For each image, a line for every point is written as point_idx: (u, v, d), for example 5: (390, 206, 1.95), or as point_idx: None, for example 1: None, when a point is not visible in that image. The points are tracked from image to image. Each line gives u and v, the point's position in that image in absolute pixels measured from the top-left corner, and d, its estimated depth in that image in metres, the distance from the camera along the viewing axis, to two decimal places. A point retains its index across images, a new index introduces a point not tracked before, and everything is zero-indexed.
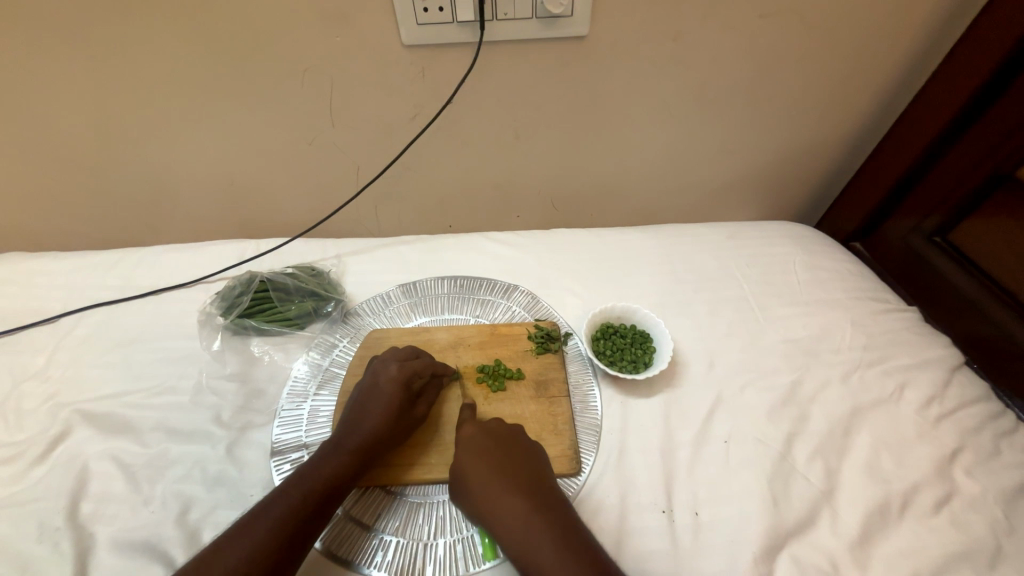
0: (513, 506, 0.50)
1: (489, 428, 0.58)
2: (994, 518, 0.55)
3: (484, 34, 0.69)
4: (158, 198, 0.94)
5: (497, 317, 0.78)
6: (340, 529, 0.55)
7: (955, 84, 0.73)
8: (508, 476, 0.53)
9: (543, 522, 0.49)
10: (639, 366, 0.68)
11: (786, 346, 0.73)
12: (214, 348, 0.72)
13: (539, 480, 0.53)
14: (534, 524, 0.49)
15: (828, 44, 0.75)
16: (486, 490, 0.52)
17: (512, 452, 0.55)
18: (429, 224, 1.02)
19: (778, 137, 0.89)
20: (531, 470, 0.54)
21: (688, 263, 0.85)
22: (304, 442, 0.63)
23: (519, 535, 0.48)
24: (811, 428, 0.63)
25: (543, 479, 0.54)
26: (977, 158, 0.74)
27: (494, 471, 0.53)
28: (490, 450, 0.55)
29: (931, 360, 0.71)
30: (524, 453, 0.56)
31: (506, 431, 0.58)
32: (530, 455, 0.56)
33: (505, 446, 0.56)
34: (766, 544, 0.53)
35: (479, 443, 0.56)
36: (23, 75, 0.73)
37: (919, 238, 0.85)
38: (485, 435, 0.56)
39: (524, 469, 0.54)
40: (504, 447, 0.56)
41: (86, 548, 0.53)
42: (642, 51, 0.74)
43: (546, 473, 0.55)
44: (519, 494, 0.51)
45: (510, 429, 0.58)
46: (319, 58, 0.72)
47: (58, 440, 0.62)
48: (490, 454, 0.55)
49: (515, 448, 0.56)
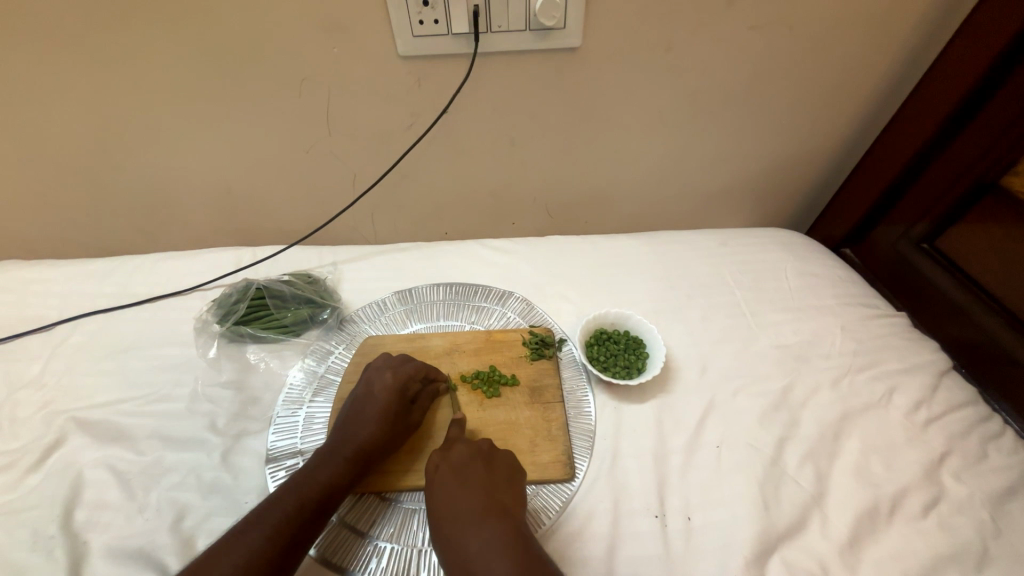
0: (462, 535, 0.49)
1: (451, 457, 0.57)
2: (982, 521, 0.56)
3: (478, 45, 0.71)
4: (155, 205, 0.94)
5: (493, 324, 0.79)
6: (335, 535, 0.56)
7: (937, 96, 0.76)
8: (461, 504, 0.52)
9: (488, 549, 0.47)
10: (632, 372, 0.69)
11: (777, 351, 0.74)
12: (210, 355, 0.73)
13: (491, 506, 0.52)
14: (477, 553, 0.47)
15: (814, 55, 0.76)
16: (444, 517, 0.52)
17: (474, 472, 0.55)
18: (425, 232, 1.03)
19: (768, 146, 0.90)
20: (492, 497, 0.53)
21: (681, 269, 0.86)
22: (299, 449, 0.63)
23: (467, 566, 0.47)
24: (802, 433, 0.64)
25: (501, 507, 0.52)
26: (961, 169, 0.76)
27: (451, 497, 0.53)
28: (447, 478, 0.55)
29: (920, 365, 0.72)
30: (487, 479, 0.55)
31: (475, 452, 0.57)
32: (494, 475, 0.56)
33: (464, 472, 0.55)
34: (758, 548, 0.54)
35: (443, 472, 0.56)
36: (22, 84, 0.73)
37: (906, 245, 0.86)
38: (445, 463, 0.56)
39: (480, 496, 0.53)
40: (463, 475, 0.55)
41: (81, 556, 0.53)
42: (634, 62, 0.75)
43: (509, 500, 0.53)
44: (472, 525, 0.50)
45: (478, 449, 0.58)
46: (316, 69, 0.73)
47: (54, 446, 0.62)
48: (450, 483, 0.54)
49: (475, 473, 0.55)
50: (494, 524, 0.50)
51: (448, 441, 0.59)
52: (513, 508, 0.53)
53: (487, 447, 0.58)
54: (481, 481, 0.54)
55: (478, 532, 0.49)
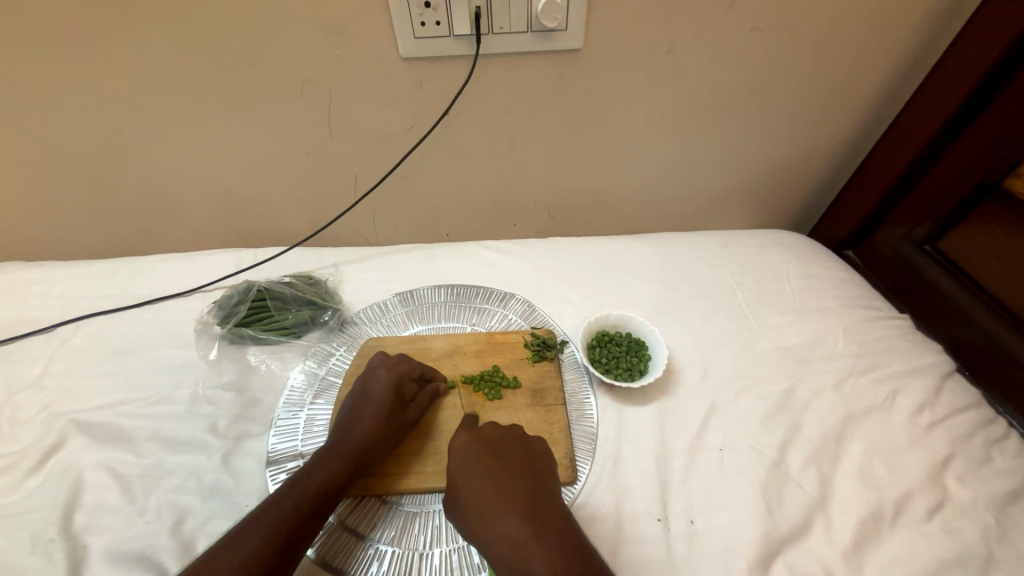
0: (505, 517, 0.49)
1: (486, 437, 0.57)
2: (985, 525, 0.56)
3: (480, 47, 0.71)
4: (155, 207, 0.94)
5: (494, 325, 0.79)
6: (335, 538, 0.55)
7: (939, 97, 0.76)
8: (503, 485, 0.52)
9: (534, 531, 0.47)
10: (634, 374, 0.69)
11: (779, 353, 0.73)
12: (211, 357, 0.72)
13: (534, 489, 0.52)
14: (525, 536, 0.47)
15: (816, 57, 0.76)
16: (480, 499, 0.51)
17: (513, 457, 0.55)
18: (426, 233, 1.02)
19: (769, 147, 0.90)
20: (532, 479, 0.53)
21: (683, 271, 0.86)
22: (300, 451, 0.63)
23: (513, 547, 0.47)
24: (805, 435, 0.64)
25: (542, 489, 0.52)
26: (964, 171, 0.76)
27: (490, 480, 0.52)
28: (483, 460, 0.54)
29: (923, 367, 0.71)
30: (524, 461, 0.55)
31: (510, 435, 0.58)
32: (529, 459, 0.56)
33: (502, 454, 0.55)
34: (762, 551, 0.54)
35: (475, 452, 0.55)
36: (23, 85, 0.73)
37: (908, 246, 0.86)
38: (480, 445, 0.56)
39: (521, 479, 0.52)
40: (501, 456, 0.55)
41: (80, 560, 0.53)
42: (635, 64, 0.75)
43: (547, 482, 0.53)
44: (519, 509, 0.49)
45: (514, 432, 0.59)
46: (317, 71, 0.73)
47: (53, 450, 0.62)
48: (485, 464, 0.54)
49: (514, 457, 0.55)
50: (544, 512, 0.49)
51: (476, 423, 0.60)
52: (554, 493, 0.52)
53: (521, 431, 0.59)
54: (518, 463, 0.54)
55: (524, 515, 0.49)
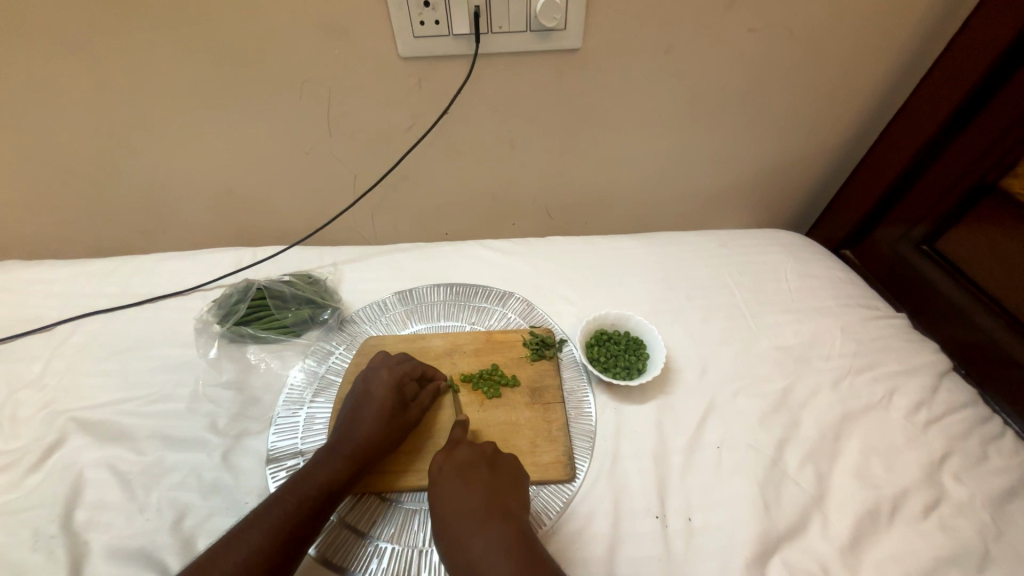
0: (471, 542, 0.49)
1: (454, 457, 0.57)
2: (982, 523, 0.56)
3: (479, 47, 0.71)
4: (155, 206, 0.94)
5: (493, 324, 0.79)
6: (335, 536, 0.56)
7: (936, 98, 0.76)
8: (470, 509, 0.51)
9: (498, 558, 0.47)
10: (633, 372, 0.69)
11: (777, 352, 0.74)
12: (211, 355, 0.73)
13: (499, 513, 0.51)
14: (489, 563, 0.47)
15: (814, 56, 0.76)
16: (449, 523, 0.51)
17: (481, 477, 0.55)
18: (426, 233, 1.03)
19: (767, 147, 0.90)
20: (500, 502, 0.52)
21: (681, 270, 0.86)
22: (300, 449, 0.63)
23: (476, 574, 0.47)
24: (803, 433, 0.64)
25: (508, 513, 0.52)
26: (960, 171, 0.76)
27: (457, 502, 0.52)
28: (451, 480, 0.54)
29: (920, 366, 0.72)
30: (493, 482, 0.54)
31: (478, 454, 0.57)
32: (498, 480, 0.55)
33: (470, 476, 0.55)
34: (759, 549, 0.54)
35: (445, 474, 0.55)
36: (23, 84, 0.74)
37: (906, 246, 0.86)
38: (449, 465, 0.56)
39: (489, 501, 0.52)
40: (469, 476, 0.54)
41: (81, 556, 0.53)
42: (634, 63, 0.75)
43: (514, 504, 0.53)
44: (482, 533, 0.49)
45: (483, 452, 0.57)
46: (317, 70, 0.74)
47: (54, 447, 0.62)
48: (454, 486, 0.54)
49: (482, 479, 0.54)
50: (506, 535, 0.49)
51: (452, 442, 0.59)
52: None
53: (490, 449, 0.58)
54: (486, 485, 0.54)
55: (489, 540, 0.49)
